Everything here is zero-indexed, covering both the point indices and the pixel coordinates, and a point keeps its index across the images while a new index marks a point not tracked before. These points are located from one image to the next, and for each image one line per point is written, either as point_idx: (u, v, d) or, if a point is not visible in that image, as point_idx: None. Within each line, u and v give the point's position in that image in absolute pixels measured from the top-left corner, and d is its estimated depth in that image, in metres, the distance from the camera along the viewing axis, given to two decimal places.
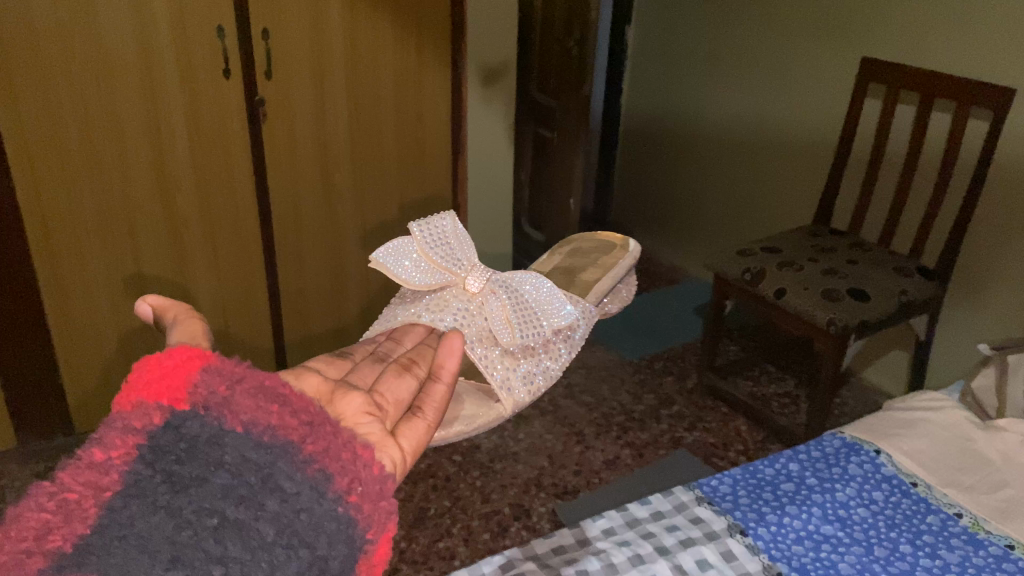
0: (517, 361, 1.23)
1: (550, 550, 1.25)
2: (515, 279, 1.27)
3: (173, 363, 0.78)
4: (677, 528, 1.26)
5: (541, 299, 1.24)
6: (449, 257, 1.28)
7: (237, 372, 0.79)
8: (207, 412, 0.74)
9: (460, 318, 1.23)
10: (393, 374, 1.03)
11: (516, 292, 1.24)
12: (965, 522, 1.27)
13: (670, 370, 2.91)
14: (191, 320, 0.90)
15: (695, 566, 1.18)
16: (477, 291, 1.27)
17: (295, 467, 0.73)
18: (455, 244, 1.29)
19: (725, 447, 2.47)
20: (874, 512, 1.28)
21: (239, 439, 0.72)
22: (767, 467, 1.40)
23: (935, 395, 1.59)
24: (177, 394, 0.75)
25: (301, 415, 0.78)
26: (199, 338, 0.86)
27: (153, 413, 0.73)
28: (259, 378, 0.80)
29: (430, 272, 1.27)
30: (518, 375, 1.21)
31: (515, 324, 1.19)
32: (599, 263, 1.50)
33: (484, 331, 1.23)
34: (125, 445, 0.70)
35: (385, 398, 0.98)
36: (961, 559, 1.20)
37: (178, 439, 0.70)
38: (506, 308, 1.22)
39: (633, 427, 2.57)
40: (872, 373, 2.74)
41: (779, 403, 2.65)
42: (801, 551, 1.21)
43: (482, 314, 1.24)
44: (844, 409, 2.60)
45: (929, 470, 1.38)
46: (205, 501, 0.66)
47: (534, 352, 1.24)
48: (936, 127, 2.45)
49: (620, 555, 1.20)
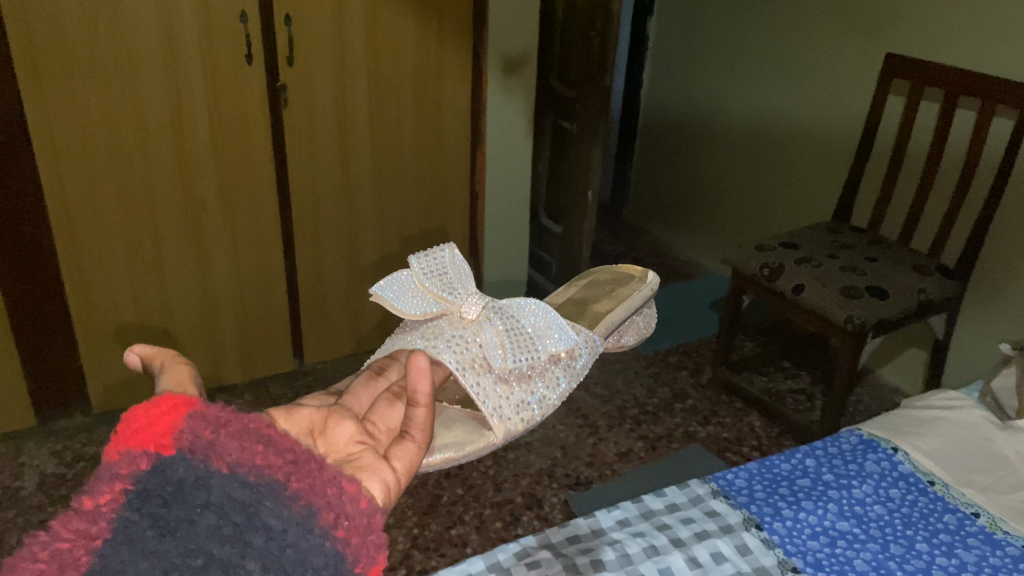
0: (511, 388, 1.09)
1: (565, 539, 1.24)
2: (512, 306, 1.14)
3: (159, 411, 0.69)
4: (692, 520, 1.27)
5: (539, 326, 1.12)
6: (448, 288, 1.14)
7: (224, 416, 0.70)
8: (193, 454, 0.66)
9: (454, 348, 1.08)
10: (383, 401, 0.91)
11: (514, 320, 1.12)
12: (982, 522, 1.27)
13: (685, 364, 2.90)
14: (179, 364, 0.78)
15: (710, 559, 1.19)
16: (472, 319, 1.11)
17: (281, 502, 0.65)
18: (456, 277, 1.15)
19: (739, 442, 2.46)
20: (891, 509, 1.28)
21: (224, 480, 0.64)
22: (783, 462, 1.39)
23: (954, 394, 1.58)
24: (162, 440, 0.66)
25: (286, 454, 0.70)
26: (188, 387, 0.75)
27: (138, 459, 0.65)
28: (244, 421, 0.71)
29: (426, 301, 1.14)
30: (512, 401, 1.08)
31: (509, 347, 1.07)
32: (613, 293, 1.33)
33: (479, 357, 1.08)
34: (111, 489, 0.62)
35: (377, 427, 0.88)
36: (979, 560, 1.19)
37: (165, 481, 0.63)
38: (501, 334, 1.09)
39: (646, 420, 2.57)
40: (888, 370, 2.72)
41: (794, 399, 2.64)
42: (816, 546, 1.21)
43: (475, 340, 1.09)
44: (861, 407, 2.59)
45: (947, 469, 1.38)
46: (192, 542, 0.59)
47: (529, 379, 1.10)
48: (960, 125, 2.43)
49: (635, 546, 1.21)
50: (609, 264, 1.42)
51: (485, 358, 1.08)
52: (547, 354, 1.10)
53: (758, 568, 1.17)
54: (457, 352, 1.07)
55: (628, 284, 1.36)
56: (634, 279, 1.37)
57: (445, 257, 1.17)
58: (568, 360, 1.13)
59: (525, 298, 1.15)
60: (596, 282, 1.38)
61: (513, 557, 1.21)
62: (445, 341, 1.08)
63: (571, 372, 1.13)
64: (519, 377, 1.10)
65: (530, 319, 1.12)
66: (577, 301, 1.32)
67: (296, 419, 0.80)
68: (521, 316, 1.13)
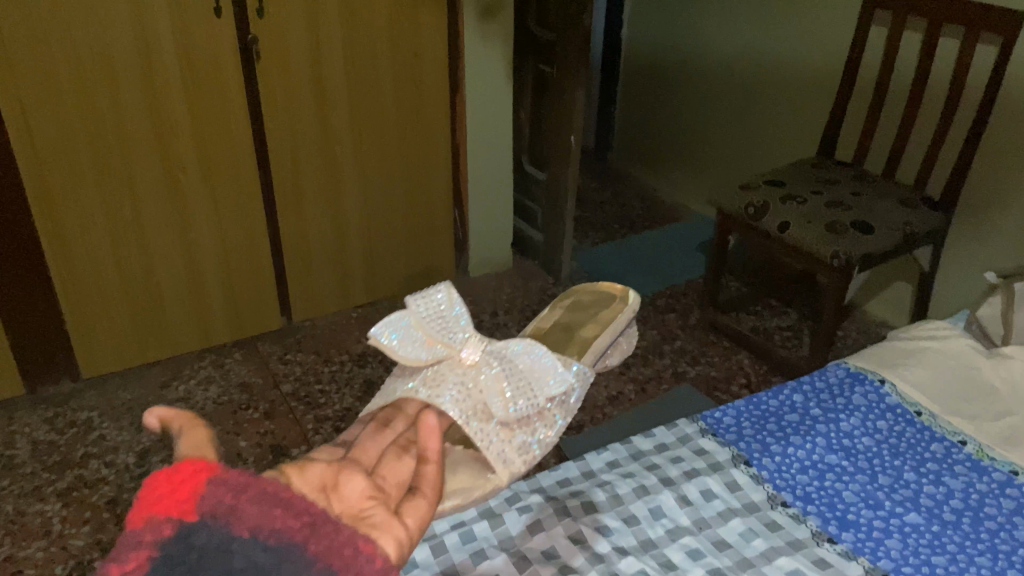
0: (512, 433, 1.06)
1: (556, 483, 1.25)
2: (507, 348, 1.09)
3: (178, 477, 0.63)
4: (681, 459, 1.27)
5: (537, 365, 1.07)
6: (445, 329, 1.08)
7: (243, 480, 0.64)
8: (215, 519, 0.60)
9: (458, 395, 1.03)
10: (391, 457, 0.86)
11: (511, 361, 1.07)
12: (968, 449, 1.28)
13: (674, 307, 2.89)
14: (196, 428, 0.69)
15: (699, 497, 1.20)
16: (472, 362, 1.06)
17: (301, 568, 0.60)
18: (455, 320, 1.09)
19: (728, 380, 2.47)
20: (878, 441, 1.29)
21: (248, 545, 0.60)
22: (771, 398, 1.40)
23: (940, 325, 1.56)
24: (183, 505, 0.61)
25: (304, 514, 0.64)
26: (206, 448, 0.67)
27: (160, 527, 0.60)
28: (263, 485, 0.65)
29: (425, 345, 1.06)
30: (514, 446, 1.06)
31: (510, 394, 1.03)
32: (597, 316, 1.31)
33: (479, 405, 1.03)
34: (137, 558, 0.57)
35: (387, 481, 0.80)
36: (966, 487, 1.21)
37: (188, 547, 0.58)
38: (501, 376, 1.05)
39: (636, 363, 2.58)
40: (875, 305, 2.73)
41: (782, 336, 2.64)
42: (805, 480, 1.22)
43: (476, 386, 1.04)
44: (848, 342, 2.60)
45: (933, 399, 1.38)
46: None
47: (528, 421, 1.08)
48: (944, 54, 2.40)
49: (625, 487, 1.21)
50: (590, 282, 1.41)
51: (486, 405, 1.03)
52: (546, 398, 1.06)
53: (747, 504, 1.19)
54: (460, 401, 1.02)
55: (611, 305, 1.34)
56: (615, 299, 1.36)
57: (442, 302, 1.11)
58: (562, 395, 1.12)
59: (518, 338, 1.11)
60: (580, 303, 1.36)
61: (505, 502, 1.21)
62: (449, 391, 1.03)
63: (566, 408, 1.12)
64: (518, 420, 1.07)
65: (525, 360, 1.08)
66: (563, 327, 1.30)
67: (307, 477, 0.71)
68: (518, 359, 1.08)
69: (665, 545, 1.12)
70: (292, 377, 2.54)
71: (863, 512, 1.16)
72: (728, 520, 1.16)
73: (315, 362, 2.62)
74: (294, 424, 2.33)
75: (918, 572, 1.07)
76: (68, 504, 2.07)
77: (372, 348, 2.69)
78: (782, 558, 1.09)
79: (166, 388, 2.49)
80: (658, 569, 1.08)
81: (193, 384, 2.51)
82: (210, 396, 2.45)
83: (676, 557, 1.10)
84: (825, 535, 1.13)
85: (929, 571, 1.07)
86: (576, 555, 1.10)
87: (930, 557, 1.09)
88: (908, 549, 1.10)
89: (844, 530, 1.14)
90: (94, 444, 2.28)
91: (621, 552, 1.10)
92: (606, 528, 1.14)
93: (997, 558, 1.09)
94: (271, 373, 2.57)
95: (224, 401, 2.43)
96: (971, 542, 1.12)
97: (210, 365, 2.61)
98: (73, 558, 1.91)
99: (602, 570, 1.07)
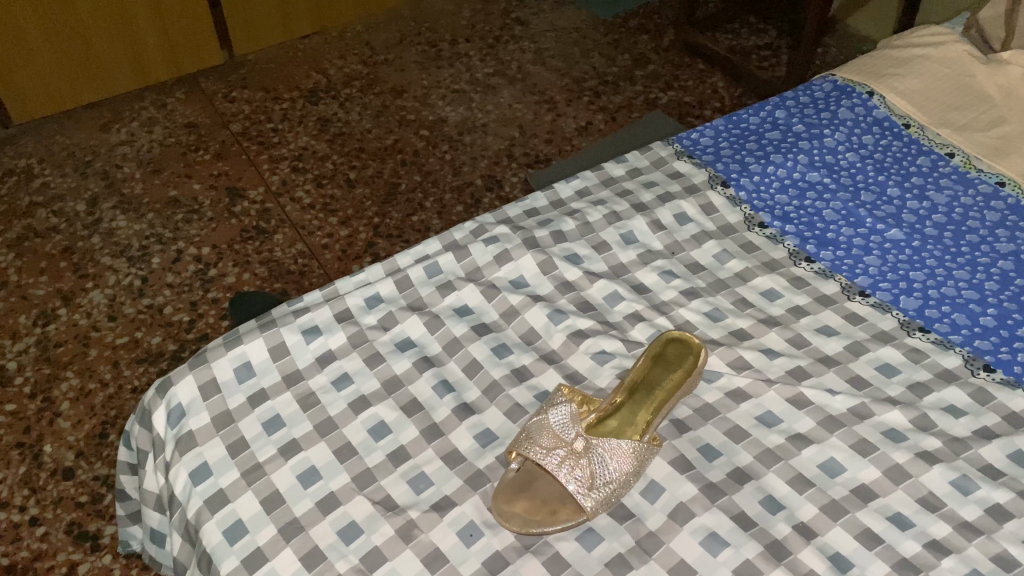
0: (584, 353, 0.97)
1: (523, 214, 1.16)
2: (579, 303, 1.03)
3: None
4: (655, 184, 1.20)
5: (610, 310, 1.03)
6: (514, 322, 1.00)
7: (505, 507, 0.82)
8: None
9: (514, 351, 0.97)
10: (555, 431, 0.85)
11: (569, 320, 1.00)
12: (956, 162, 1.22)
13: (647, 29, 2.54)
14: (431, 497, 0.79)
15: (674, 222, 1.14)
16: (537, 336, 0.99)
17: None
18: (521, 307, 1.01)
19: (701, 106, 2.24)
20: (864, 157, 1.23)
21: None
22: (752, 116, 1.30)
23: (936, 30, 1.43)
24: None
25: (542, 516, 0.82)
26: (483, 479, 0.85)
27: None
28: (509, 509, 0.82)
29: None
30: (611, 373, 0.96)
31: (578, 357, 0.97)
32: None
33: (535, 362, 0.96)
34: None
35: (551, 490, 0.85)
36: (950, 201, 1.17)
37: None
38: (564, 340, 0.98)
39: (606, 92, 2.31)
40: (859, 19, 2.47)
41: (759, 57, 2.38)
42: (784, 201, 1.17)
43: (538, 350, 0.98)
44: (828, 59, 2.36)
45: (923, 111, 1.30)
46: None
47: (605, 328, 1.00)
48: None
49: (596, 214, 1.14)
50: None
51: (543, 359, 0.97)
52: (624, 340, 0.99)
53: (723, 226, 1.14)
54: (502, 365, 0.95)
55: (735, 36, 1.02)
56: None
57: (514, 297, 1.02)
58: None
59: (595, 281, 1.05)
60: None
61: (470, 235, 1.11)
62: (497, 353, 0.97)
63: None
64: (593, 330, 0.99)
65: (595, 313, 1.02)
66: None
67: (503, 536, 0.81)
68: (588, 309, 1.02)
69: (635, 269, 1.07)
70: (242, 116, 2.22)
71: (843, 230, 1.12)
72: (702, 244, 1.11)
73: (263, 99, 2.27)
74: (249, 165, 2.07)
75: (894, 289, 1.05)
76: (21, 255, 1.84)
77: (325, 83, 2.33)
78: (758, 278, 1.06)
79: (106, 131, 2.15)
80: (631, 292, 1.04)
81: (135, 126, 2.17)
82: (156, 138, 2.14)
83: (649, 281, 1.06)
84: (802, 255, 1.09)
85: (906, 286, 1.05)
86: (545, 285, 1.05)
87: (909, 273, 1.06)
88: (886, 267, 1.07)
89: (823, 249, 1.10)
90: (39, 193, 1.98)
91: (593, 277, 1.06)
92: (576, 257, 1.09)
93: (976, 271, 1.07)
94: (218, 113, 2.23)
95: (171, 142, 2.13)
96: (952, 256, 1.09)
97: (151, 106, 2.24)
98: (36, 308, 1.72)
99: (572, 298, 1.03)
